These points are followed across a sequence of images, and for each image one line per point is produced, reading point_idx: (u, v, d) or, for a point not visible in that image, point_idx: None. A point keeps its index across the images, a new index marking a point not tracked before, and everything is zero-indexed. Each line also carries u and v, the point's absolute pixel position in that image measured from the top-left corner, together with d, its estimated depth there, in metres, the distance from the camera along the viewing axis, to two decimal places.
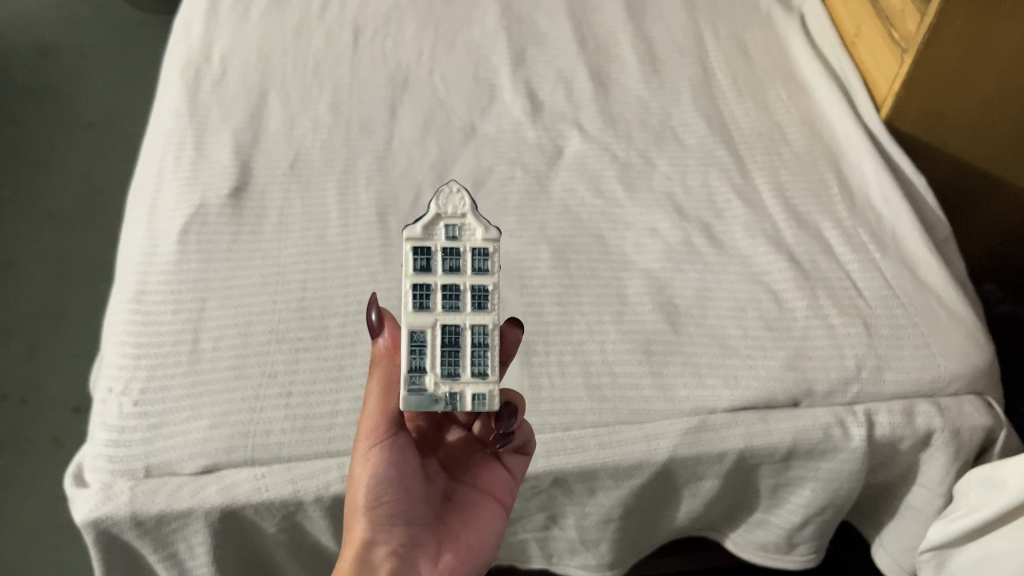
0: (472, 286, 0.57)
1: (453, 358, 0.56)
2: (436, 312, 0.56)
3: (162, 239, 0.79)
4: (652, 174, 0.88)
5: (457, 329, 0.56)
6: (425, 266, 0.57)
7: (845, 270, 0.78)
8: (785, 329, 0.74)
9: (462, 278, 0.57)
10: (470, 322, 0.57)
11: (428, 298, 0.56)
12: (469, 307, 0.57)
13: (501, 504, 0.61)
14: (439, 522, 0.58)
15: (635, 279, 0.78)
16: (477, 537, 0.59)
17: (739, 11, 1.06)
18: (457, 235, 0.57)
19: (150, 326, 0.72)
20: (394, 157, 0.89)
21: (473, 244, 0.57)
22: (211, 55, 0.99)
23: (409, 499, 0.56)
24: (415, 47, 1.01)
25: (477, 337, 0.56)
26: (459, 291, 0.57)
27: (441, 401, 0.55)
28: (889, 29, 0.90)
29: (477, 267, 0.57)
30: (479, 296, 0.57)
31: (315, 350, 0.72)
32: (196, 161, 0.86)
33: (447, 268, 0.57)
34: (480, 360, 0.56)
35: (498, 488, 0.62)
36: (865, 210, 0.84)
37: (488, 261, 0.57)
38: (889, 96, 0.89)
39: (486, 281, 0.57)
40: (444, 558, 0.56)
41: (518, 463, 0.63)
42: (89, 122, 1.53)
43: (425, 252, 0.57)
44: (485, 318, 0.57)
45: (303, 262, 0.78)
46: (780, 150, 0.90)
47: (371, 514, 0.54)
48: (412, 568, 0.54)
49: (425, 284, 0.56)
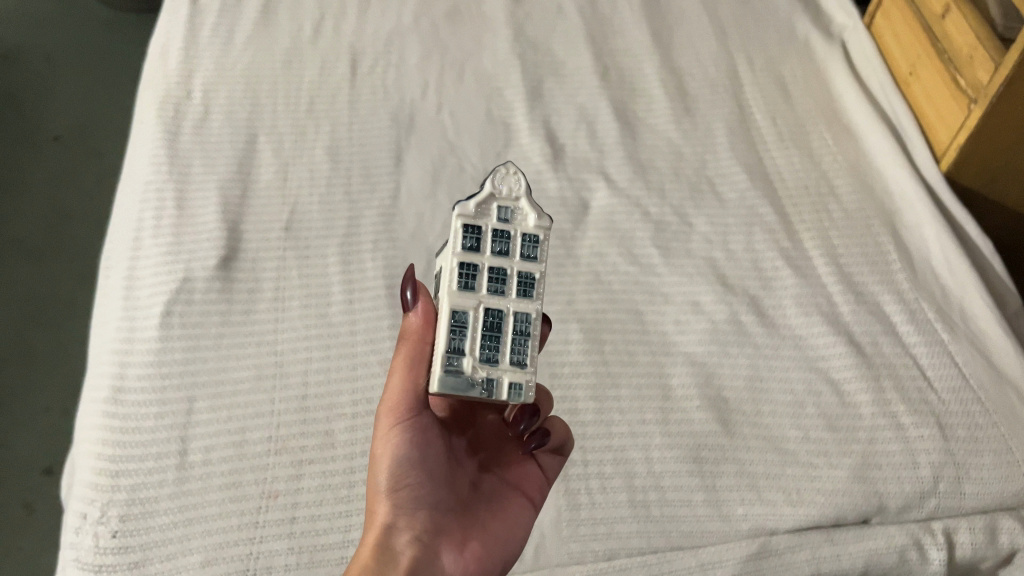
0: (520, 272, 0.50)
1: (493, 343, 0.49)
2: (480, 293, 0.49)
3: (142, 319, 0.69)
4: (690, 235, 0.79)
5: (500, 314, 0.49)
6: (474, 246, 0.49)
7: (912, 354, 0.70)
8: (850, 429, 0.66)
9: (510, 262, 0.50)
10: (513, 307, 0.50)
11: (472, 278, 0.49)
12: (514, 293, 0.50)
13: (529, 500, 0.56)
14: (466, 510, 0.52)
15: (679, 366, 0.69)
16: (503, 530, 0.53)
17: (774, 40, 0.97)
18: (509, 218, 0.50)
19: (130, 432, 0.63)
20: (402, 214, 0.80)
21: (524, 229, 0.50)
22: (192, 89, 0.88)
23: (433, 484, 0.51)
24: (421, 80, 0.92)
25: (519, 325, 0.50)
26: (506, 275, 0.50)
27: (477, 385, 0.48)
28: (952, 73, 0.80)
29: (527, 254, 0.50)
30: (526, 283, 0.50)
31: (321, 463, 0.63)
32: (179, 224, 0.76)
33: (495, 251, 0.50)
34: (520, 349, 0.49)
35: (526, 483, 0.57)
36: (927, 280, 0.75)
37: (538, 248, 0.50)
38: (952, 149, 0.80)
39: (534, 268, 0.50)
40: (471, 546, 0.51)
41: (551, 465, 0.58)
42: (55, 136, 1.34)
43: (475, 231, 0.50)
44: (529, 305, 0.50)
45: (303, 347, 0.69)
46: (829, 207, 0.81)
47: (392, 497, 0.49)
48: (438, 555, 0.49)
49: (472, 265, 0.49)
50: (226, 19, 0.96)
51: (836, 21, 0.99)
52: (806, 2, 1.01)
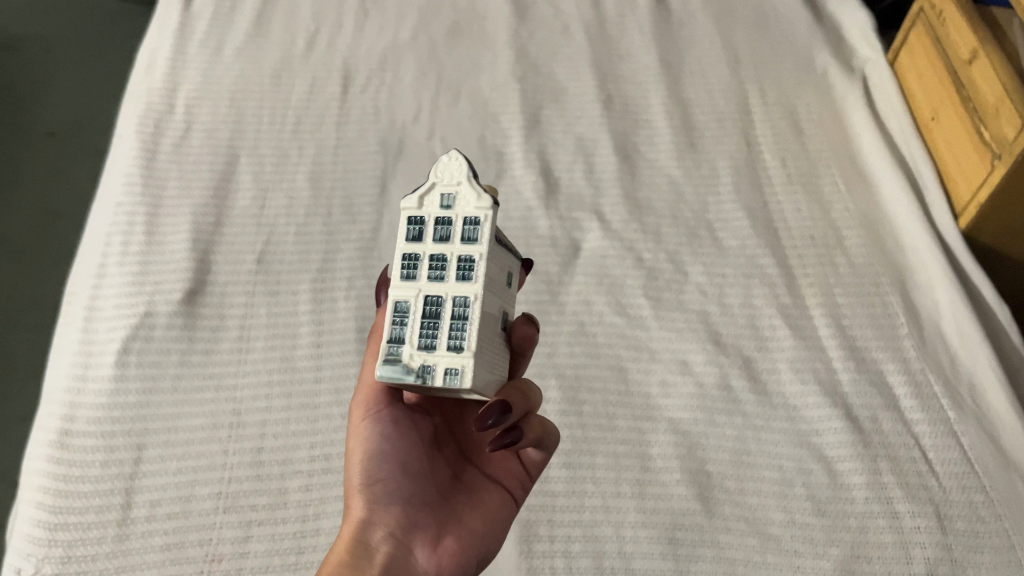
0: (459, 256, 0.45)
1: (432, 328, 0.45)
2: (421, 282, 0.46)
3: (98, 355, 0.66)
4: (684, 286, 0.74)
5: (438, 300, 0.45)
6: (415, 236, 0.46)
7: (913, 433, 0.65)
8: (839, 515, 0.61)
9: (450, 247, 0.46)
10: (452, 292, 0.45)
11: (414, 267, 0.46)
12: (453, 278, 0.45)
13: (510, 494, 0.51)
14: (443, 503, 0.49)
15: (661, 434, 0.65)
16: (484, 524, 0.49)
17: (791, 72, 0.91)
18: (450, 202, 0.46)
19: (72, 480, 0.59)
20: (381, 249, 0.76)
21: (464, 212, 0.46)
22: (176, 102, 0.85)
23: (406, 478, 0.49)
24: (415, 102, 0.87)
25: (457, 309, 0.45)
26: (445, 261, 0.45)
27: (412, 373, 0.44)
28: (976, 124, 0.75)
29: (467, 236, 0.46)
30: (464, 266, 0.45)
31: (270, 524, 0.59)
32: (146, 253, 0.72)
33: (436, 238, 0.46)
34: (457, 332, 0.44)
35: (508, 476, 0.52)
36: (937, 349, 0.70)
37: (479, 229, 0.45)
38: (972, 206, 0.75)
39: (474, 250, 0.45)
40: (447, 542, 0.47)
41: (535, 461, 0.52)
42: (50, 132, 1.32)
43: (417, 221, 0.47)
44: (468, 288, 0.45)
45: (263, 394, 0.65)
46: (836, 261, 0.76)
47: (367, 492, 0.48)
48: (412, 551, 0.46)
49: (412, 255, 0.46)
50: (218, 29, 0.92)
51: (859, 53, 0.93)
52: (828, 33, 0.95)
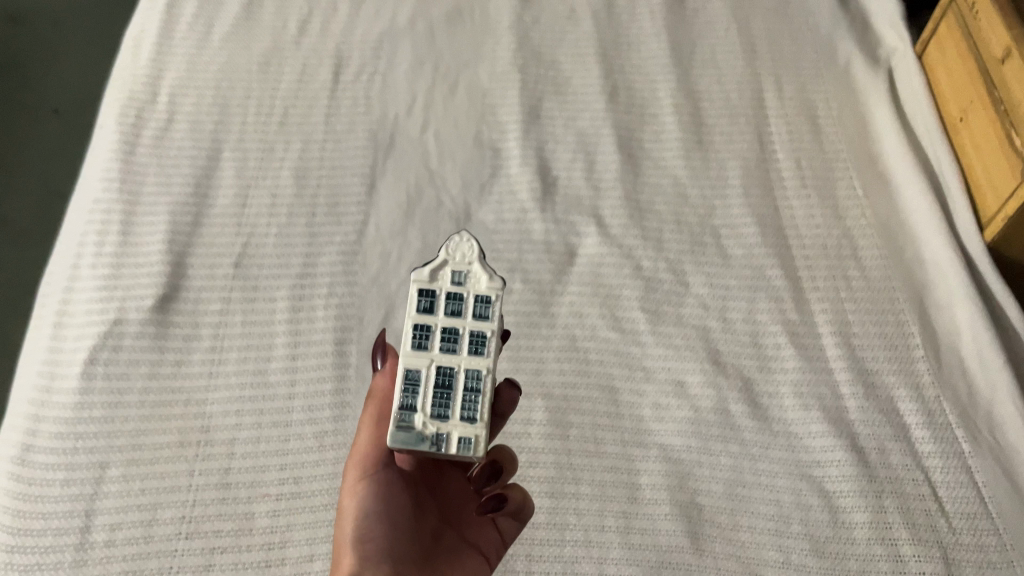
0: (473, 331, 0.43)
1: (445, 397, 0.42)
2: (432, 352, 0.43)
3: (66, 365, 0.63)
4: (684, 298, 0.70)
5: (450, 371, 0.42)
6: (424, 309, 0.43)
7: (922, 466, 0.60)
8: (838, 557, 0.57)
9: (462, 322, 0.43)
10: (465, 363, 0.42)
11: (423, 339, 0.43)
12: (467, 352, 0.43)
13: (488, 559, 0.49)
14: (427, 564, 0.46)
15: (651, 462, 0.61)
16: None
17: (809, 64, 0.85)
18: (462, 280, 0.44)
19: (32, 500, 0.57)
20: (365, 253, 0.72)
21: (477, 290, 0.44)
22: (159, 91, 0.81)
23: (397, 537, 0.45)
24: (408, 93, 0.83)
25: (471, 381, 0.42)
26: (457, 335, 0.43)
27: (425, 441, 0.41)
28: (1008, 129, 0.69)
29: (480, 313, 0.43)
30: (478, 340, 0.43)
31: (234, 551, 0.56)
32: (120, 256, 0.69)
33: (447, 312, 0.43)
34: (471, 403, 0.42)
35: (487, 542, 0.49)
36: (954, 375, 0.64)
37: (492, 307, 0.43)
38: (1000, 218, 0.69)
39: (488, 326, 0.43)
40: None
41: (513, 527, 0.50)
42: (55, 109, 1.27)
43: (427, 295, 0.43)
44: (481, 363, 0.42)
45: (234, 410, 0.62)
46: (848, 274, 0.71)
47: (360, 549, 0.43)
48: None
49: (422, 327, 0.43)
50: (207, 12, 0.88)
51: (885, 43, 0.87)
52: (852, 20, 0.88)
